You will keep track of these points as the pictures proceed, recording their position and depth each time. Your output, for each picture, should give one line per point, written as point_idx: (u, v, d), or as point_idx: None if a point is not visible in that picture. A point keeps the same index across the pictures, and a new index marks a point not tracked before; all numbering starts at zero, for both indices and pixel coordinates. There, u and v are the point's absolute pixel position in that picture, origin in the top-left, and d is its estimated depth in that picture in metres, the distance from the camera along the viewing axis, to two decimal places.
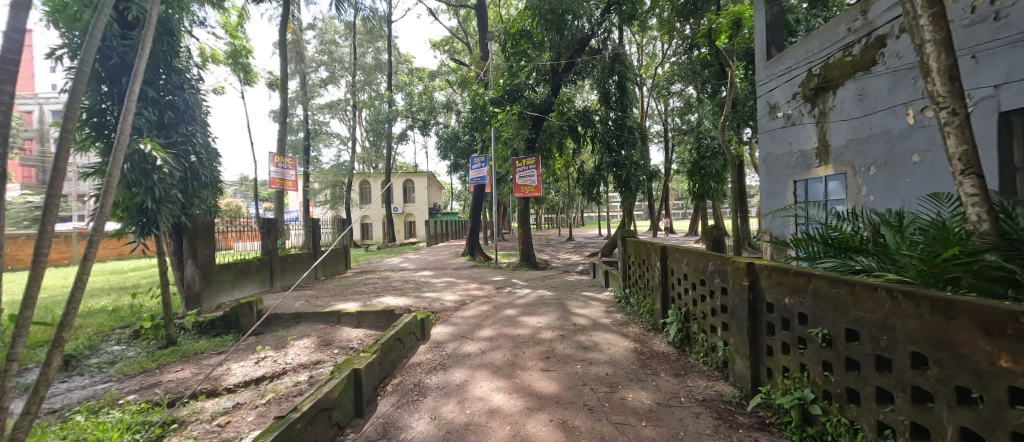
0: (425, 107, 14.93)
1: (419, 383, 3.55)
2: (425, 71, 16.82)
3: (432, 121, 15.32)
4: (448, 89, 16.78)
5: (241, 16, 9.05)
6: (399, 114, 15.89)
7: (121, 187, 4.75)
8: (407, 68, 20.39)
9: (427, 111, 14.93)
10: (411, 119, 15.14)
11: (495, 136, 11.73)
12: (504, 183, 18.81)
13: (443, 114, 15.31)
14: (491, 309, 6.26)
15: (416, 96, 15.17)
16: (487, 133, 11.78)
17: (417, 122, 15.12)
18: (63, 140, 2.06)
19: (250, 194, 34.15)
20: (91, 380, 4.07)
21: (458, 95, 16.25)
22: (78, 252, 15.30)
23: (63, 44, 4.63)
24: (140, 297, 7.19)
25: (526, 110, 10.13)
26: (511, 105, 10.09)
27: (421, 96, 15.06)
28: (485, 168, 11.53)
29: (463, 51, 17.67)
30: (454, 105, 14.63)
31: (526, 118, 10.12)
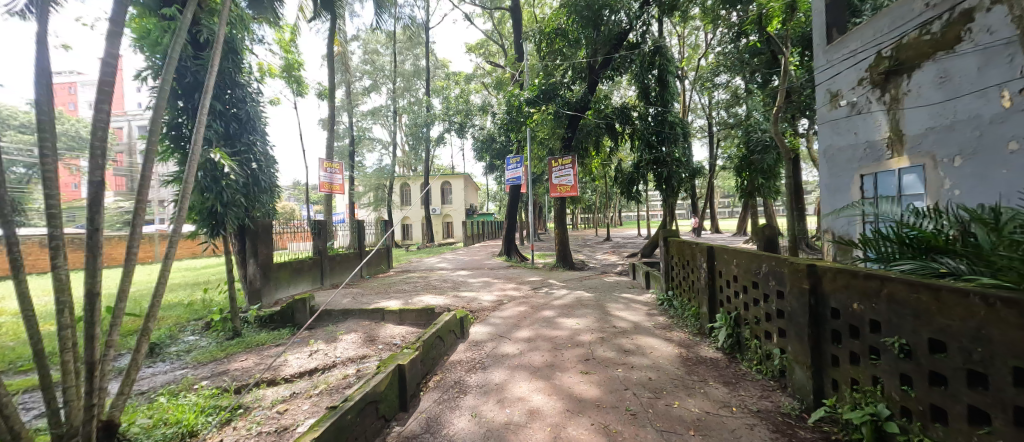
0: (461, 110, 15.18)
1: (460, 381, 3.63)
2: (461, 75, 17.07)
3: (469, 123, 15.59)
4: (484, 92, 16.99)
5: (293, 32, 9.69)
6: (436, 118, 16.37)
7: (195, 192, 5.27)
8: (443, 73, 20.92)
9: (463, 114, 15.21)
10: (448, 122, 15.51)
11: (531, 136, 11.68)
12: (539, 184, 18.85)
13: (478, 116, 15.55)
14: (529, 309, 6.27)
15: (452, 100, 15.50)
16: (522, 134, 11.78)
17: (454, 124, 15.46)
18: (148, 152, 2.30)
19: (302, 196, 36.53)
20: (171, 366, 4.54)
21: (494, 97, 16.45)
22: (159, 251, 17.11)
23: (148, 66, 5.21)
24: (210, 291, 7.93)
25: (562, 109, 10.07)
26: (547, 104, 10.07)
27: (457, 99, 15.36)
28: (521, 168, 11.51)
29: (498, 53, 17.85)
30: (489, 108, 14.78)
31: (562, 117, 10.06)
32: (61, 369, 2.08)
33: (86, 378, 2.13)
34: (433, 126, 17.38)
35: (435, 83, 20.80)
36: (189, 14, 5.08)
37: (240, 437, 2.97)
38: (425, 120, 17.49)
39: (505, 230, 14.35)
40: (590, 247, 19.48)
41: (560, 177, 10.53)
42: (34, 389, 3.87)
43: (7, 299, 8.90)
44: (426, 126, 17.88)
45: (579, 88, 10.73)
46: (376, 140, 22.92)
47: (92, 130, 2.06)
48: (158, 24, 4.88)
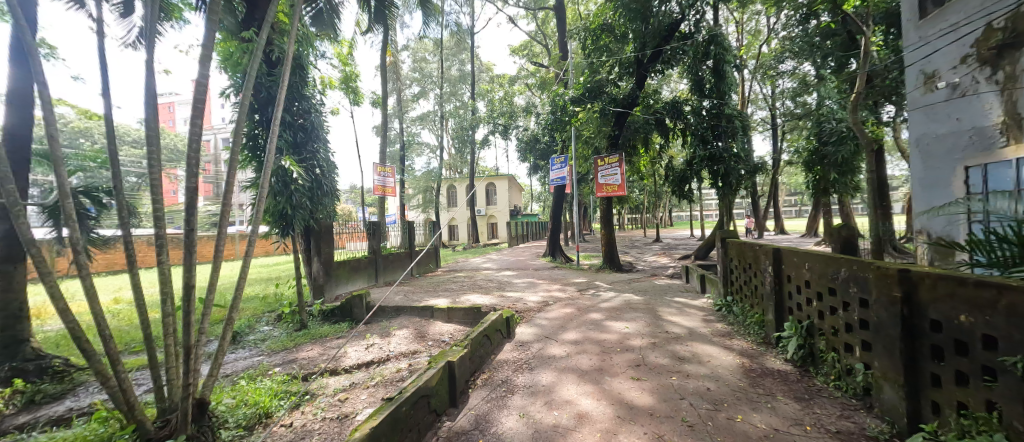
0: (505, 112, 15.34)
1: (507, 380, 3.66)
2: (505, 77, 17.23)
3: (512, 125, 15.69)
4: (528, 93, 16.95)
5: (350, 46, 10.34)
6: (481, 120, 16.68)
7: (270, 196, 5.81)
8: (488, 76, 21.28)
9: (507, 116, 15.36)
10: (492, 124, 15.75)
11: (576, 136, 11.51)
12: (584, 184, 18.49)
13: (522, 118, 15.56)
14: (575, 311, 6.16)
15: (497, 103, 15.69)
16: (567, 133, 11.65)
17: (498, 126, 15.65)
18: (231, 161, 2.56)
19: (358, 199, 38.99)
20: (250, 353, 5.05)
21: (538, 98, 16.40)
22: (240, 250, 19.14)
23: (231, 85, 5.84)
24: (281, 286, 8.72)
25: (608, 106, 9.77)
26: (592, 102, 9.85)
27: (501, 101, 15.51)
28: (565, 168, 11.36)
29: (542, 54, 17.79)
30: (533, 108, 14.75)
31: (608, 115, 9.77)
32: (164, 350, 2.38)
33: (184, 359, 2.44)
34: (478, 129, 17.72)
35: (480, 87, 21.20)
36: (264, 36, 5.62)
37: (308, 421, 3.23)
38: (470, 123, 17.91)
39: (550, 230, 14.26)
40: (637, 249, 18.74)
41: (606, 177, 10.24)
42: (142, 367, 4.47)
43: (123, 290, 10.42)
44: (471, 129, 18.32)
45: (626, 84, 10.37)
46: (425, 145, 23.83)
47: (190, 143, 2.34)
48: (239, 46, 5.46)
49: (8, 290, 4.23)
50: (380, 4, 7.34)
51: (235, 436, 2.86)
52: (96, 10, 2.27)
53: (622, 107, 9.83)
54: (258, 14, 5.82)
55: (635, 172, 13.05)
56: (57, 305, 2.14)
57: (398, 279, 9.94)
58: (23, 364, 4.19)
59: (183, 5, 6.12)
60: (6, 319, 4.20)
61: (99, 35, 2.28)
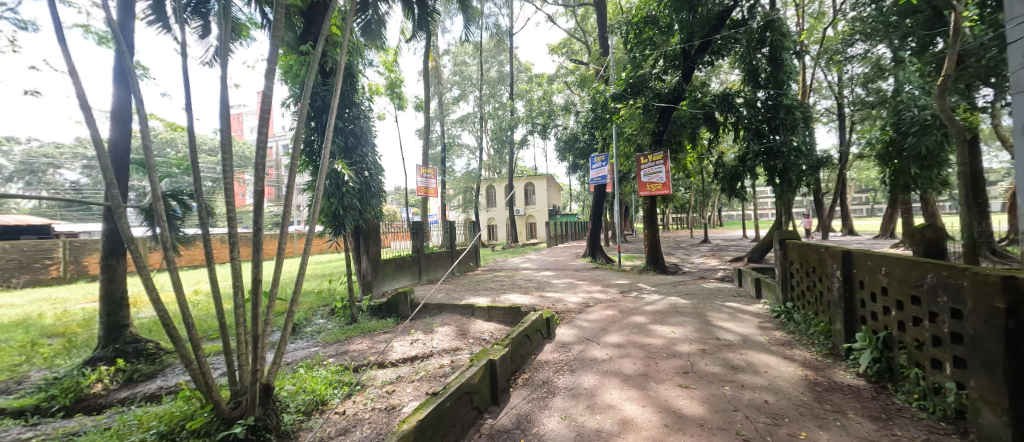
0: (544, 112, 15.26)
1: (549, 381, 3.64)
2: (544, 77, 17.17)
3: (551, 124, 15.57)
4: (567, 91, 16.72)
5: (396, 53, 10.78)
6: (520, 120, 16.73)
7: (325, 198, 6.21)
8: (527, 76, 21.26)
9: (546, 116, 15.27)
10: (531, 124, 15.73)
11: (618, 133, 11.17)
12: (626, 183, 17.92)
13: (561, 117, 15.37)
14: (618, 313, 5.99)
15: (536, 102, 15.65)
16: (608, 131, 11.37)
17: (537, 126, 15.61)
18: (291, 166, 2.76)
19: (402, 200, 40.68)
20: (307, 343, 5.44)
21: (577, 96, 16.12)
22: (298, 248, 20.65)
23: (291, 95, 6.32)
24: (334, 282, 9.29)
25: (652, 101, 9.39)
26: (635, 98, 9.53)
27: (540, 101, 15.45)
28: (606, 167, 11.07)
29: (581, 51, 17.52)
30: (572, 107, 14.55)
31: (652, 111, 9.40)
32: (236, 338, 2.62)
33: (253, 346, 2.66)
34: (517, 129, 17.78)
35: (519, 87, 21.25)
36: (319, 48, 6.01)
37: (359, 409, 3.41)
38: (509, 124, 17.99)
39: (590, 230, 13.99)
40: (683, 250, 17.84)
41: (650, 175, 9.85)
42: (217, 353, 4.95)
43: (200, 283, 11.58)
44: (510, 129, 18.43)
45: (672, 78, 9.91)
46: (465, 146, 24.27)
47: (257, 150, 2.56)
48: (297, 59, 5.89)
49: (113, 281, 4.85)
50: (423, 12, 7.58)
51: (296, 420, 3.09)
52: (180, 34, 2.55)
53: (667, 102, 9.41)
54: (313, 29, 6.25)
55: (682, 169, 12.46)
56: (150, 295, 2.42)
57: (440, 277, 10.22)
58: (124, 346, 4.79)
59: (250, 24, 6.71)
60: (111, 305, 4.83)
61: (182, 56, 2.56)
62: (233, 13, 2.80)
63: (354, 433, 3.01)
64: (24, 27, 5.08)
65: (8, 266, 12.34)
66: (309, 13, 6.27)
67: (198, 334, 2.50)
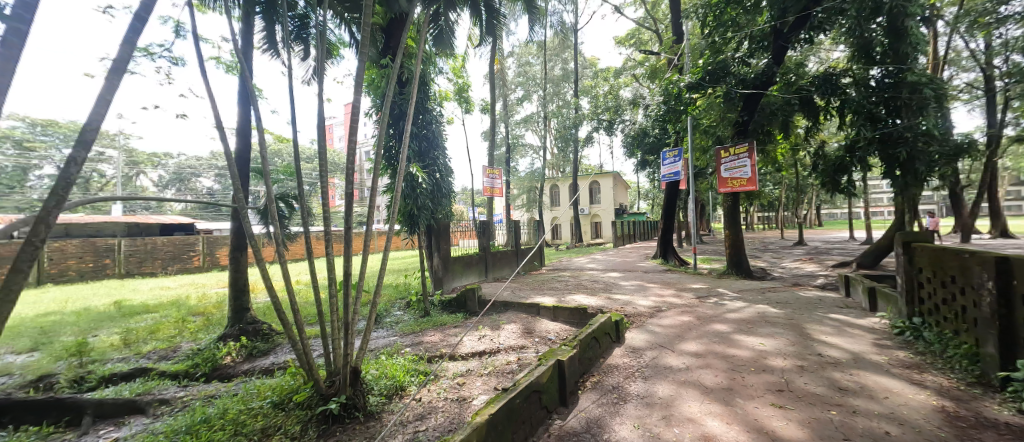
0: (610, 107, 14.67)
1: (619, 387, 3.51)
2: (610, 71, 16.57)
3: (618, 120, 14.88)
4: (636, 84, 15.90)
5: (464, 59, 11.20)
6: (585, 118, 16.32)
7: (402, 199, 6.70)
8: (593, 72, 20.65)
9: (612, 111, 14.66)
10: (596, 121, 15.22)
11: (694, 125, 10.32)
12: (702, 179, 16.57)
13: (629, 111, 14.53)
14: (695, 320, 5.57)
15: (602, 98, 15.12)
16: (682, 124, 10.64)
17: (602, 123, 15.07)
18: (374, 171, 3.01)
19: (468, 199, 42.35)
20: (387, 333, 5.93)
21: (646, 89, 15.25)
22: (378, 245, 22.57)
23: (373, 105, 6.91)
24: (409, 277, 9.97)
25: (735, 89, 8.56)
26: (713, 86, 8.81)
27: (606, 96, 14.92)
28: (679, 162, 10.34)
29: (651, 40, 16.54)
30: (640, 100, 13.83)
31: (735, 99, 8.55)
32: (331, 324, 2.93)
33: (344, 333, 2.95)
34: (581, 126, 17.39)
35: (584, 84, 20.76)
36: (397, 61, 6.48)
37: (433, 398, 3.61)
38: (574, 122, 17.65)
39: (661, 230, 13.20)
40: (772, 253, 15.97)
41: (732, 169, 8.98)
42: (315, 337, 5.61)
43: (299, 274, 13.19)
44: (575, 127, 18.09)
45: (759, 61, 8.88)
46: (528, 146, 24.35)
47: (348, 157, 2.84)
48: (378, 72, 6.44)
49: (238, 271, 5.74)
50: (490, 18, 7.75)
51: (380, 402, 3.37)
52: (287, 59, 2.94)
53: (753, 88, 8.47)
54: (392, 43, 6.78)
55: (771, 162, 11.17)
56: (265, 283, 2.80)
57: (506, 276, 10.41)
58: (245, 326, 5.65)
59: (341, 43, 7.48)
60: (236, 291, 5.71)
61: (289, 78, 2.96)
62: (326, 35, 3.14)
63: (430, 420, 3.20)
64: (176, 62, 6.25)
65: (165, 257, 15.29)
66: (389, 28, 6.80)
67: (301, 319, 2.84)
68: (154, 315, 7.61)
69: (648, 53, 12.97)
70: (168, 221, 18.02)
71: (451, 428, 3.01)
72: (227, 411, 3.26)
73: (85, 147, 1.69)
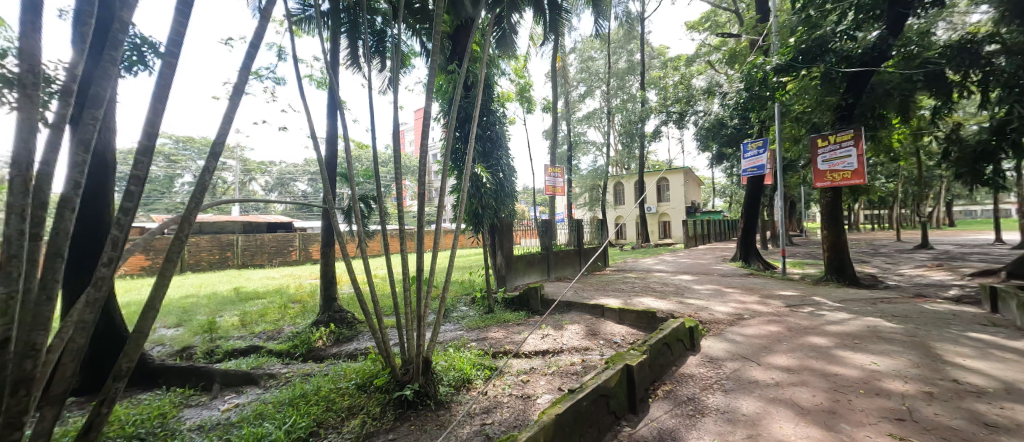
0: (681, 98, 13.64)
1: (695, 398, 3.27)
2: (681, 59, 15.47)
3: (690, 111, 13.64)
4: (711, 71, 14.65)
5: (526, 59, 11.24)
6: (652, 111, 15.42)
7: (468, 199, 6.94)
8: (662, 61, 19.40)
9: (683, 102, 13.58)
10: (666, 114, 14.17)
11: (782, 112, 9.21)
12: (791, 173, 14.75)
13: (703, 101, 13.24)
14: (784, 331, 4.99)
15: (672, 88, 14.16)
16: (768, 111, 9.61)
17: (673, 115, 13.87)
18: (443, 172, 3.13)
19: (530, 198, 42.60)
20: (454, 327, 6.19)
21: (723, 75, 13.94)
22: (445, 242, 23.68)
23: (441, 110, 7.24)
24: (474, 273, 10.31)
25: (837, 67, 7.52)
26: (809, 68, 7.86)
27: (676, 87, 13.96)
28: (764, 154, 9.33)
29: (729, 22, 15.07)
30: (716, 88, 12.71)
31: (837, 79, 7.53)
32: (405, 316, 3.11)
33: (417, 324, 3.14)
34: (648, 120, 16.51)
35: (652, 75, 19.59)
36: (464, 66, 6.71)
37: (498, 392, 3.68)
38: (640, 116, 16.78)
39: (742, 230, 12.04)
40: (883, 257, 13.70)
41: (832, 161, 7.89)
42: (392, 327, 6.03)
43: (376, 269, 14.32)
44: (641, 122, 17.21)
45: (868, 34, 7.64)
46: (591, 143, 23.68)
47: (419, 160, 2.99)
48: (447, 78, 6.72)
49: (327, 264, 6.39)
50: (554, 15, 7.66)
51: (449, 392, 3.51)
52: (367, 72, 3.19)
53: (861, 66, 7.35)
54: (460, 49, 7.05)
55: (882, 151, 9.56)
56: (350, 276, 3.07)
57: (568, 276, 10.28)
58: (334, 314, 6.25)
59: (412, 53, 7.96)
60: (325, 282, 6.36)
61: (369, 89, 3.22)
62: (400, 46, 3.35)
63: (495, 414, 3.26)
64: (279, 82, 7.16)
65: (270, 251, 17.61)
66: (456, 35, 7.08)
67: (380, 310, 3.05)
68: (262, 301, 8.83)
69: (725, 35, 11.82)
70: (272, 220, 20.73)
71: (516, 424, 3.04)
72: (320, 388, 3.65)
73: (215, 158, 1.91)
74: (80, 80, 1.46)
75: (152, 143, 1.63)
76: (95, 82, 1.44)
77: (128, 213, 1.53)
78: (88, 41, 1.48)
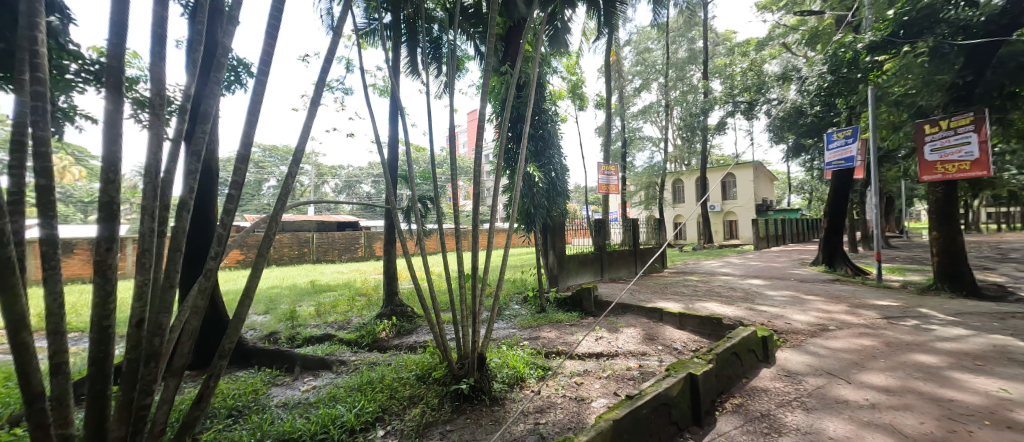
0: (750, 86, 12.54)
1: (769, 415, 2.98)
2: (750, 44, 14.22)
3: (761, 100, 12.52)
4: (786, 56, 13.30)
5: (579, 55, 11.03)
6: (717, 101, 14.35)
7: (520, 198, 6.96)
8: (727, 48, 17.99)
9: (752, 91, 12.48)
10: (732, 104, 13.14)
11: (876, 96, 8.06)
12: (888, 165, 12.90)
13: (777, 88, 12.06)
14: (880, 346, 4.38)
15: (739, 76, 13.08)
16: (857, 96, 8.51)
17: (740, 105, 12.87)
18: (497, 172, 3.15)
19: (583, 196, 41.78)
20: (507, 325, 6.26)
21: (801, 59, 12.58)
22: (498, 241, 24.08)
23: (494, 112, 7.34)
24: (526, 273, 10.35)
25: (950, 41, 6.45)
26: (911, 44, 6.84)
27: (744, 74, 12.87)
28: (853, 145, 8.28)
29: None
30: (792, 74, 11.51)
31: (950, 54, 6.46)
32: (461, 312, 3.19)
33: (472, 321, 3.20)
34: (711, 112, 15.41)
35: (717, 63, 18.22)
36: (516, 67, 6.73)
37: (552, 393, 3.66)
38: (703, 108, 15.69)
39: (825, 230, 10.80)
40: (1013, 263, 11.48)
41: (944, 150, 6.78)
42: (448, 322, 6.24)
43: (433, 266, 14.92)
44: (704, 114, 16.09)
45: None
46: (648, 138, 22.60)
47: (474, 162, 3.05)
48: (500, 80, 6.80)
49: (389, 261, 6.79)
50: (607, 6, 7.38)
51: (503, 388, 3.55)
52: (425, 78, 3.32)
53: (985, 37, 6.24)
54: (512, 49, 7.09)
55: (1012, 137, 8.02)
56: None
57: (623, 277, 9.93)
58: (395, 308, 6.61)
59: (467, 57, 8.16)
60: (388, 278, 6.74)
61: (427, 95, 3.35)
62: (455, 51, 3.43)
63: (550, 414, 3.24)
64: (347, 92, 7.74)
65: (340, 248, 19.11)
66: (508, 36, 7.13)
67: (438, 306, 3.16)
68: (332, 293, 9.63)
69: (804, 14, 10.64)
70: (341, 220, 22.46)
71: (571, 427, 2.99)
72: (384, 377, 3.88)
73: (297, 165, 2.09)
74: (193, 100, 1.65)
75: (248, 152, 1.82)
76: (203, 102, 1.62)
77: (229, 214, 1.73)
78: (199, 64, 1.67)
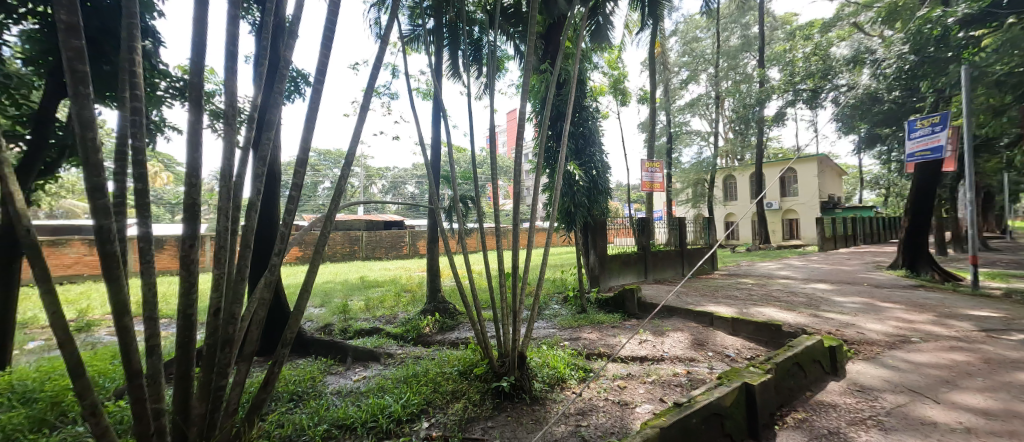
0: (813, 73, 11.51)
1: (838, 433, 2.73)
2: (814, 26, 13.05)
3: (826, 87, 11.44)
4: (856, 37, 12.06)
5: (621, 49, 10.73)
6: (774, 91, 13.32)
7: (561, 197, 6.91)
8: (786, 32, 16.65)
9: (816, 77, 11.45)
10: (792, 94, 12.14)
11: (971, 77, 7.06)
12: (986, 155, 11.28)
13: (845, 73, 10.97)
14: (975, 362, 3.85)
15: (801, 63, 12.05)
16: (945, 77, 7.54)
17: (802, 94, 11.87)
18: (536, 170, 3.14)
19: (626, 195, 40.52)
20: (548, 324, 6.23)
21: (875, 39, 11.33)
22: (538, 240, 24.04)
23: (534, 111, 7.33)
24: (567, 272, 10.23)
25: None
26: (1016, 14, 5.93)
27: (806, 60, 11.84)
28: (942, 134, 7.32)
29: None
30: (864, 56, 10.42)
31: None
32: (501, 310, 3.23)
33: (512, 320, 3.23)
34: (768, 103, 14.33)
35: (774, 50, 16.91)
36: (557, 64, 6.68)
37: (593, 395, 3.59)
38: (758, 98, 14.62)
39: (904, 230, 9.68)
40: None
41: None
42: (488, 320, 6.32)
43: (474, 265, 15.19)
44: (759, 105, 15.00)
45: None
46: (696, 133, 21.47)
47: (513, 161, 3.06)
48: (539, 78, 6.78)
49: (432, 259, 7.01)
50: None
51: (544, 388, 3.55)
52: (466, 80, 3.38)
53: None
54: (552, 47, 7.04)
55: None
56: None
57: (669, 279, 9.51)
58: (438, 304, 6.80)
59: (507, 57, 8.22)
60: (431, 276, 6.95)
61: (467, 96, 3.42)
62: (495, 52, 3.46)
63: (592, 417, 3.19)
64: (393, 97, 8.09)
65: (387, 246, 20.02)
66: (548, 34, 7.10)
67: (479, 305, 3.21)
68: (379, 289, 10.10)
69: None
70: (388, 219, 23.49)
71: (614, 431, 2.92)
72: (428, 371, 4.01)
73: (349, 167, 2.21)
74: (259, 109, 1.81)
75: (306, 156, 1.96)
76: (268, 110, 1.77)
77: (290, 214, 1.87)
78: (264, 77, 1.83)
